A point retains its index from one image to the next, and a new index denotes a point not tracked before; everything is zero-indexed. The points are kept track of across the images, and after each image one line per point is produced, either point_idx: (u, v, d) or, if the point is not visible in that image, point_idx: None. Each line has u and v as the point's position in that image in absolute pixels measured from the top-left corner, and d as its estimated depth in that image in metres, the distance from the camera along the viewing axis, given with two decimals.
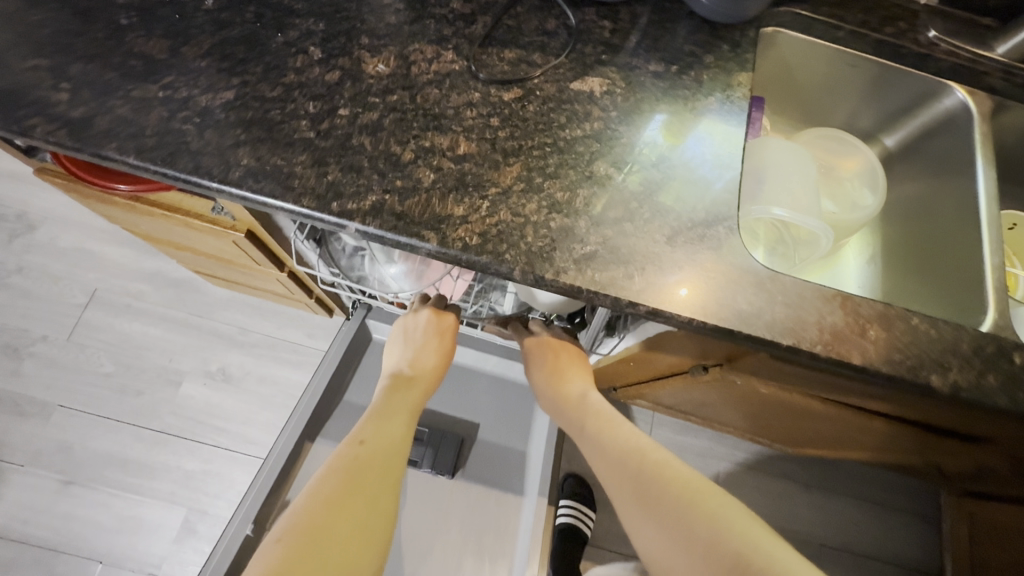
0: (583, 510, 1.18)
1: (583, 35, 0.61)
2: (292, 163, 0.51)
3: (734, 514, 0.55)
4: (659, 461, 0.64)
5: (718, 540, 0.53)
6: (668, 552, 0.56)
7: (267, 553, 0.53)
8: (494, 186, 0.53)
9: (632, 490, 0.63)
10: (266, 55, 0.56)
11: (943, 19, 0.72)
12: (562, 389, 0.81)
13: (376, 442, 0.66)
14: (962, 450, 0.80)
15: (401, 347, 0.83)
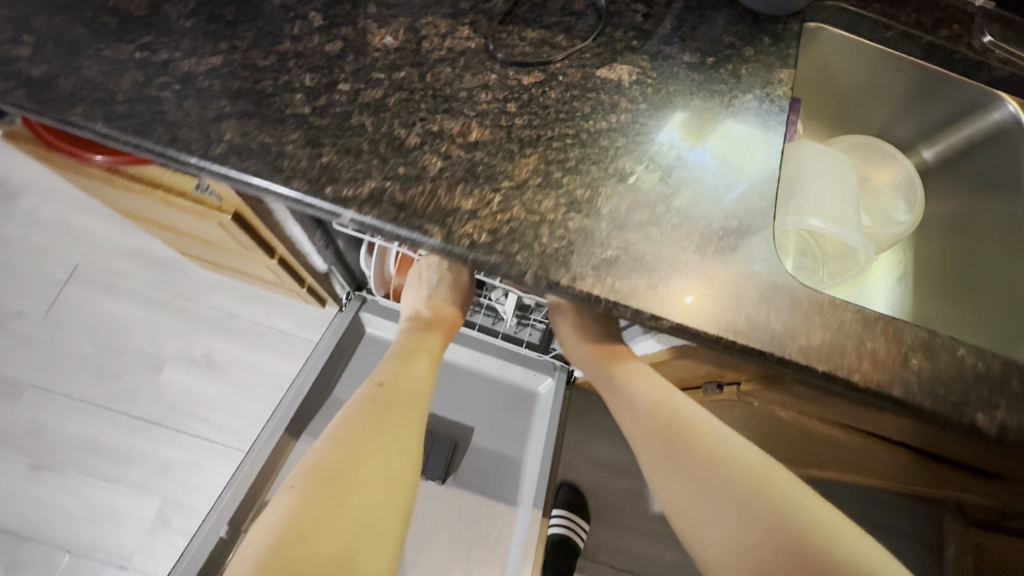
0: (577, 522, 1.14)
1: (613, 18, 0.55)
2: (281, 141, 0.45)
3: (775, 475, 0.51)
4: (697, 415, 0.59)
5: (759, 500, 0.48)
6: (698, 503, 0.52)
7: (283, 495, 0.54)
8: (508, 178, 0.47)
9: (661, 439, 0.58)
10: (259, 19, 0.49)
11: (999, 24, 0.66)
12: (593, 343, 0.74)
13: (396, 386, 0.66)
14: (985, 488, 0.76)
15: (414, 290, 0.82)
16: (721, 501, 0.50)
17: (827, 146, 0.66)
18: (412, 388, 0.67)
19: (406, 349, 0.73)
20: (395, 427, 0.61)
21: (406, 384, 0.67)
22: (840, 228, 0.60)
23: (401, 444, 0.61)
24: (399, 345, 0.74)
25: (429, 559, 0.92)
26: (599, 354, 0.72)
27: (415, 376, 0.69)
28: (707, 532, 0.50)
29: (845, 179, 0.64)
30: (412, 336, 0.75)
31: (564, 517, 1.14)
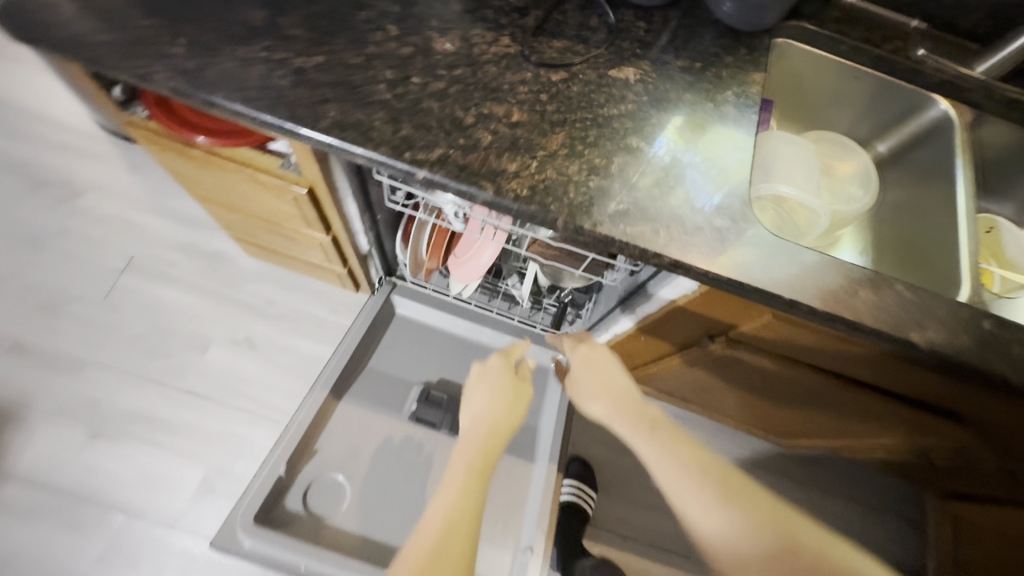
0: (586, 489, 1.23)
1: (621, 33, 0.70)
2: (370, 118, 0.59)
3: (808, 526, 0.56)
4: (711, 466, 0.61)
5: (796, 551, 0.53)
6: (745, 539, 0.54)
7: None
8: (543, 149, 0.61)
9: (691, 477, 0.59)
10: (349, 28, 0.63)
11: (929, 41, 0.82)
12: (610, 384, 0.74)
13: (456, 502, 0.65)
14: (942, 432, 0.88)
15: (476, 404, 0.76)
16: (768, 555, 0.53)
17: (794, 137, 0.79)
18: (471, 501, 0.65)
19: (462, 457, 0.70)
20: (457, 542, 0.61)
21: (459, 496, 0.65)
22: (806, 194, 0.73)
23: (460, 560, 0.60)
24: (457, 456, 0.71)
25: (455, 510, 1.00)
26: (617, 392, 0.73)
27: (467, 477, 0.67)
28: (751, 556, 0.53)
29: (806, 163, 0.78)
30: (467, 441, 0.72)
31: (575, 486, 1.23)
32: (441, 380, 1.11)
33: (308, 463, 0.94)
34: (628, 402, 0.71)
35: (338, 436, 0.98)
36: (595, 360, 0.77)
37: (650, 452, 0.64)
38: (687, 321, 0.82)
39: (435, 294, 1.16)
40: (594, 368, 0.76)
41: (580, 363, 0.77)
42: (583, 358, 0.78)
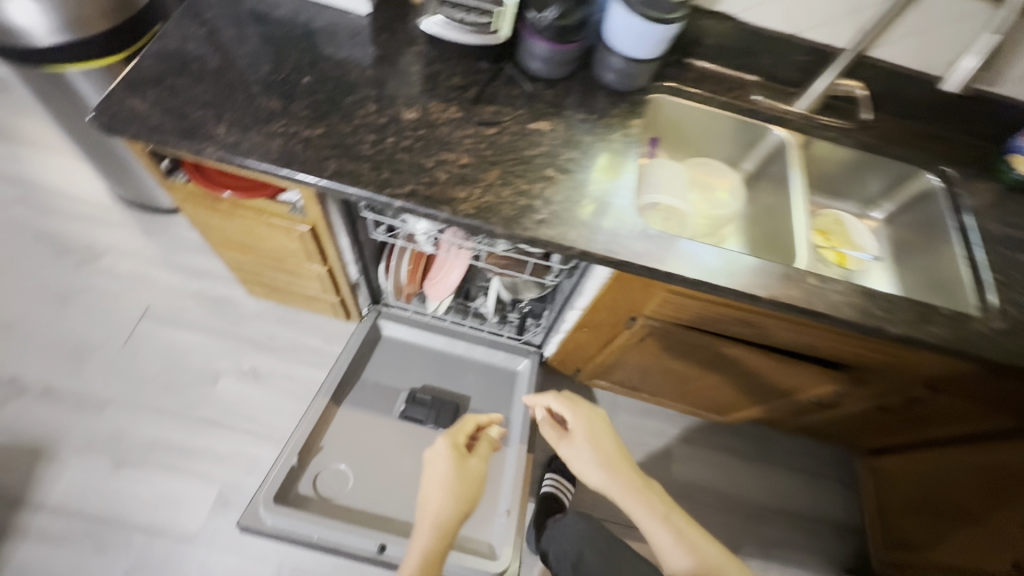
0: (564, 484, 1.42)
1: (536, 98, 0.98)
2: (359, 168, 0.84)
3: (726, 561, 0.84)
4: (675, 512, 0.91)
5: None
6: None
7: None
8: (484, 181, 0.86)
9: None
10: (341, 107, 0.89)
11: (764, 89, 1.11)
12: (605, 448, 1.00)
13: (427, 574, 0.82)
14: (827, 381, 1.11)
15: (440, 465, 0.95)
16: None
17: (671, 162, 1.07)
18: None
19: (435, 520, 0.88)
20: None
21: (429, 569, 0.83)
22: (674, 200, 1.02)
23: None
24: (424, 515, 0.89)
25: None
26: (613, 461, 0.98)
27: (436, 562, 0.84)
28: None
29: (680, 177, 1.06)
30: (428, 513, 0.89)
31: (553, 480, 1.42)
32: (425, 385, 1.31)
33: (317, 456, 1.11)
34: (624, 473, 0.96)
35: (340, 435, 1.16)
36: (596, 425, 1.03)
37: (642, 519, 0.90)
38: (612, 306, 1.04)
39: (416, 317, 1.37)
40: (596, 432, 1.02)
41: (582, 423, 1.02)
42: (583, 422, 1.03)
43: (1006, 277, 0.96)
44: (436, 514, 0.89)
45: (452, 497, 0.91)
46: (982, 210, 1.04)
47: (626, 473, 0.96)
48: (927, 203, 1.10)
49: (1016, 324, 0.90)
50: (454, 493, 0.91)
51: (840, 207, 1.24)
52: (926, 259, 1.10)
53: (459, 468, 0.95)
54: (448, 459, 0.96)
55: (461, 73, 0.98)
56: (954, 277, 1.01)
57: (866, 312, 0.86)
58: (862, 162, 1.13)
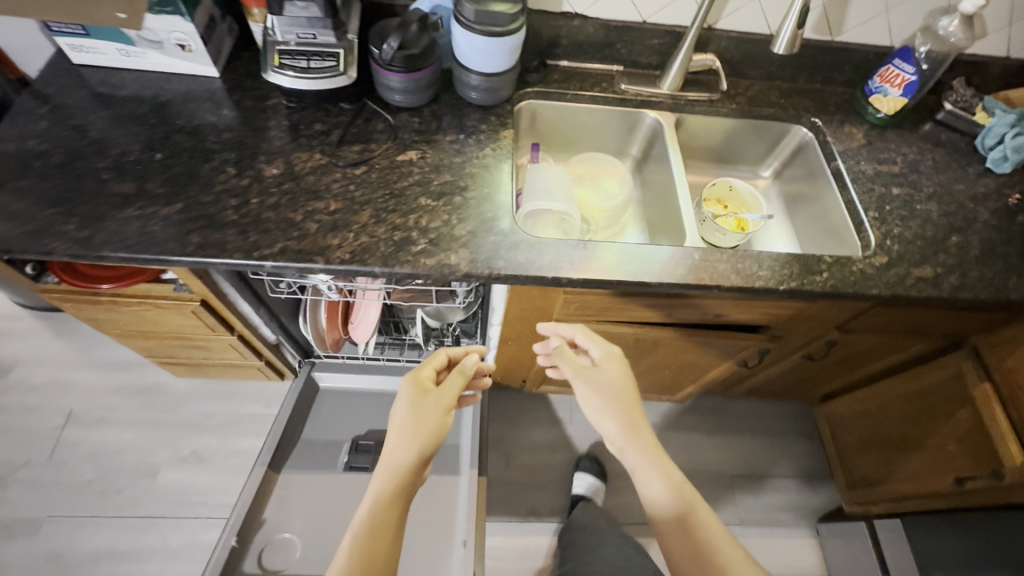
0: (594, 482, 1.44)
1: (402, 129, 0.98)
2: (225, 236, 0.81)
3: (717, 526, 0.77)
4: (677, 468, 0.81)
5: None
6: None
7: None
8: (356, 223, 0.85)
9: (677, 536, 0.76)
10: (199, 177, 0.87)
11: (628, 76, 1.13)
12: (624, 391, 0.86)
13: (378, 520, 0.74)
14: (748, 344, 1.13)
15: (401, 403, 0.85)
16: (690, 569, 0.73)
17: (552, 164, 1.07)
18: (390, 521, 0.74)
19: (393, 462, 0.78)
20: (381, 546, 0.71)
21: (385, 514, 0.74)
22: (557, 203, 0.99)
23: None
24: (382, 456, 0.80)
25: None
26: (630, 406, 0.85)
27: (393, 507, 0.75)
28: None
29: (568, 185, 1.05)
30: (388, 455, 0.79)
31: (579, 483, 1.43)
32: (368, 431, 1.28)
33: (260, 532, 1.07)
34: (638, 423, 0.84)
35: (285, 503, 1.12)
36: (615, 366, 0.89)
37: (642, 469, 0.81)
38: (524, 316, 1.05)
39: (353, 362, 1.35)
40: (616, 377, 0.88)
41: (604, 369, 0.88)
42: (608, 360, 0.90)
43: (881, 213, 1.00)
44: (393, 455, 0.79)
45: (416, 436, 0.81)
46: (850, 154, 1.08)
47: (641, 424, 0.84)
48: (807, 155, 1.16)
49: (896, 255, 0.94)
50: (414, 429, 0.82)
51: (732, 172, 1.28)
52: (812, 209, 1.15)
53: (421, 406, 0.85)
54: (411, 400, 0.86)
55: (323, 118, 0.97)
56: (838, 223, 1.06)
57: (753, 274, 0.88)
58: (737, 129, 1.18)
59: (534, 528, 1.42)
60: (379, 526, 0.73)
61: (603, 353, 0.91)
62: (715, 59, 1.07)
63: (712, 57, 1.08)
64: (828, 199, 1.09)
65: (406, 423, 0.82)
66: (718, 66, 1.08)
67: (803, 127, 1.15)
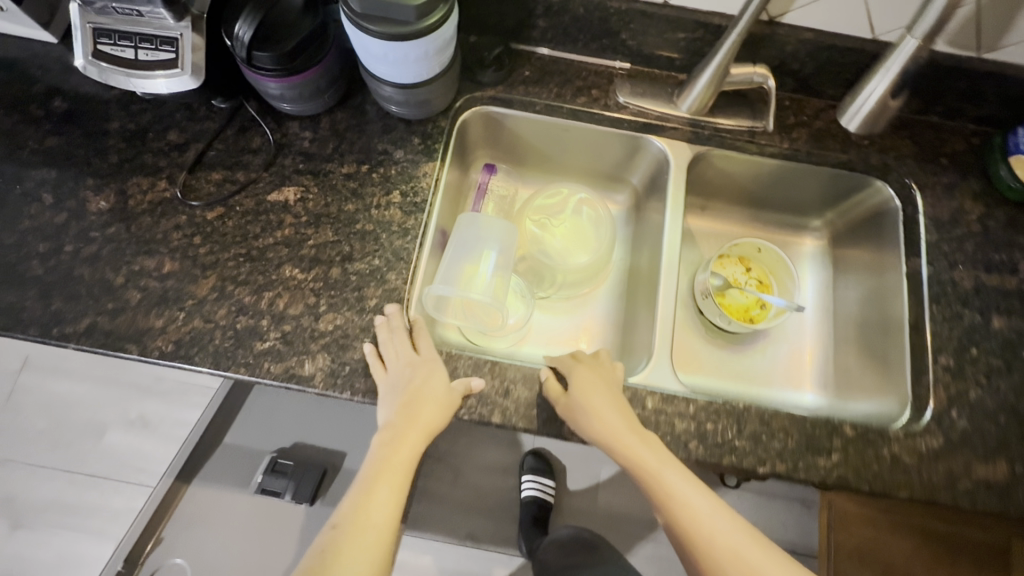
0: (546, 483, 1.35)
1: (284, 148, 0.71)
2: (21, 298, 0.63)
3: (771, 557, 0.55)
4: (680, 469, 0.58)
5: None
6: None
7: None
8: (191, 298, 0.64)
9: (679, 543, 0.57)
10: (5, 205, 0.67)
11: (633, 81, 0.77)
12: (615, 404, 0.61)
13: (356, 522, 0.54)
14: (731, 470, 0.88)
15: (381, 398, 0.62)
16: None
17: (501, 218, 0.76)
18: (374, 532, 0.54)
19: (384, 460, 0.58)
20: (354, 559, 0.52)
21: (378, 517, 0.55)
22: (472, 292, 0.69)
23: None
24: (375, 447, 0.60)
25: None
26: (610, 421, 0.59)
27: (387, 509, 0.56)
28: None
29: (508, 251, 0.75)
30: (385, 447, 0.59)
31: (535, 482, 1.35)
32: (295, 444, 1.15)
33: (153, 552, 1.06)
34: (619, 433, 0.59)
35: (188, 519, 1.08)
36: (589, 377, 0.63)
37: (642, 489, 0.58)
38: None
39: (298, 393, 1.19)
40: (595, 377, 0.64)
41: (576, 376, 0.63)
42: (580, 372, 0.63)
43: (959, 361, 0.67)
44: (393, 449, 0.59)
45: (411, 425, 0.59)
46: (944, 249, 0.72)
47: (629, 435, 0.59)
48: (885, 232, 0.77)
49: (958, 439, 0.64)
50: (415, 412, 0.59)
51: (772, 220, 0.91)
52: (870, 313, 0.79)
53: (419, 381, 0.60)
54: (407, 376, 0.60)
55: (181, 124, 0.72)
56: (895, 356, 0.72)
57: (724, 445, 0.62)
58: (788, 171, 0.80)
59: (469, 554, 1.34)
60: (359, 524, 0.54)
61: (576, 378, 0.62)
62: (768, 77, 0.70)
63: (766, 73, 0.70)
64: (894, 314, 0.74)
65: (399, 407, 0.59)
66: (770, 87, 0.70)
67: (888, 187, 0.75)
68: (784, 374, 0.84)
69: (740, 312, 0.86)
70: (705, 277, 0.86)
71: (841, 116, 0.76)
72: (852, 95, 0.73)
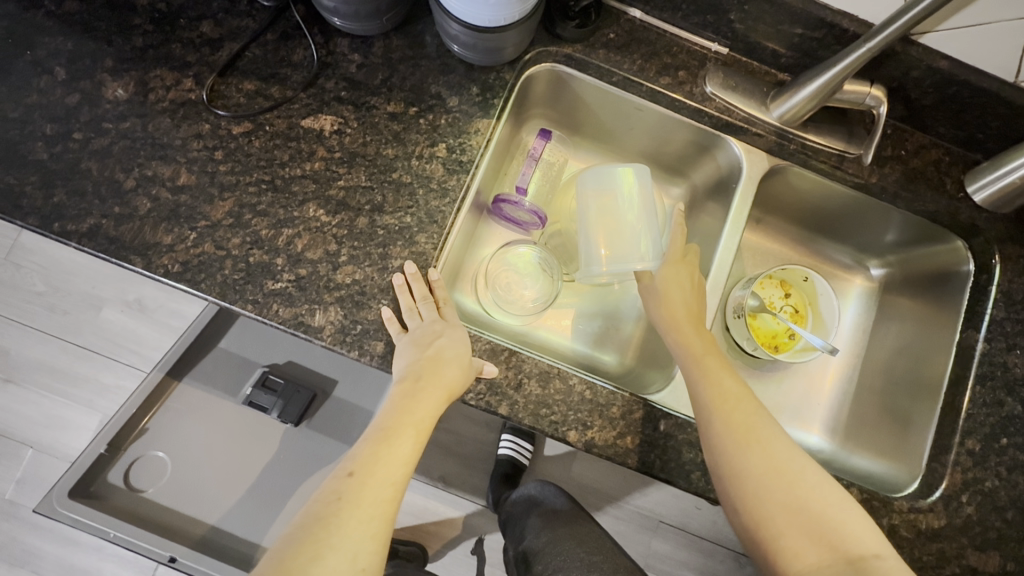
0: (522, 445, 1.36)
1: (328, 68, 0.63)
2: (22, 182, 0.58)
3: (833, 494, 0.53)
4: (734, 378, 0.59)
5: (823, 527, 0.51)
6: (795, 531, 0.52)
7: None
8: (204, 220, 0.59)
9: (752, 466, 0.54)
10: (11, 72, 0.60)
11: (727, 70, 0.68)
12: (690, 300, 0.64)
13: (371, 470, 0.51)
14: None
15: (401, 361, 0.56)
16: (793, 531, 0.52)
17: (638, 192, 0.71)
18: (388, 482, 0.51)
19: (402, 412, 0.55)
20: (367, 505, 0.49)
21: (395, 473, 0.51)
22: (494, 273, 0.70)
23: (359, 560, 0.47)
24: (393, 398, 0.56)
25: (268, 489, 1.09)
26: (680, 312, 0.63)
27: (402, 465, 0.52)
28: (804, 554, 0.51)
29: (642, 226, 0.70)
30: (403, 399, 0.55)
31: (512, 442, 1.37)
32: (286, 362, 1.12)
33: (134, 441, 1.08)
34: (685, 323, 0.62)
35: (173, 414, 1.09)
36: (677, 276, 0.65)
37: (695, 388, 0.59)
38: None
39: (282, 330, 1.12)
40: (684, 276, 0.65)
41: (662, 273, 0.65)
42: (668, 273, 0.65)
43: (984, 445, 0.65)
44: (410, 402, 0.55)
45: (430, 383, 0.55)
46: (1004, 327, 0.68)
47: (692, 332, 0.62)
48: (946, 295, 0.73)
49: (959, 525, 0.62)
50: (444, 374, 0.55)
51: (830, 248, 0.85)
52: (905, 372, 0.76)
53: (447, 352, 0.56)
54: (420, 344, 0.56)
55: (217, 17, 0.63)
56: (922, 424, 0.70)
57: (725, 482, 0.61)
58: (865, 204, 0.73)
59: (437, 494, 1.39)
60: (377, 467, 0.51)
61: (660, 274, 0.65)
62: (881, 102, 0.61)
63: (881, 97, 0.61)
64: (935, 383, 0.71)
65: (418, 363, 0.55)
66: (882, 114, 0.62)
67: (968, 251, 0.70)
68: (796, 411, 0.81)
69: (767, 338, 0.83)
70: (742, 295, 0.81)
71: (971, 185, 0.69)
72: (993, 165, 0.67)
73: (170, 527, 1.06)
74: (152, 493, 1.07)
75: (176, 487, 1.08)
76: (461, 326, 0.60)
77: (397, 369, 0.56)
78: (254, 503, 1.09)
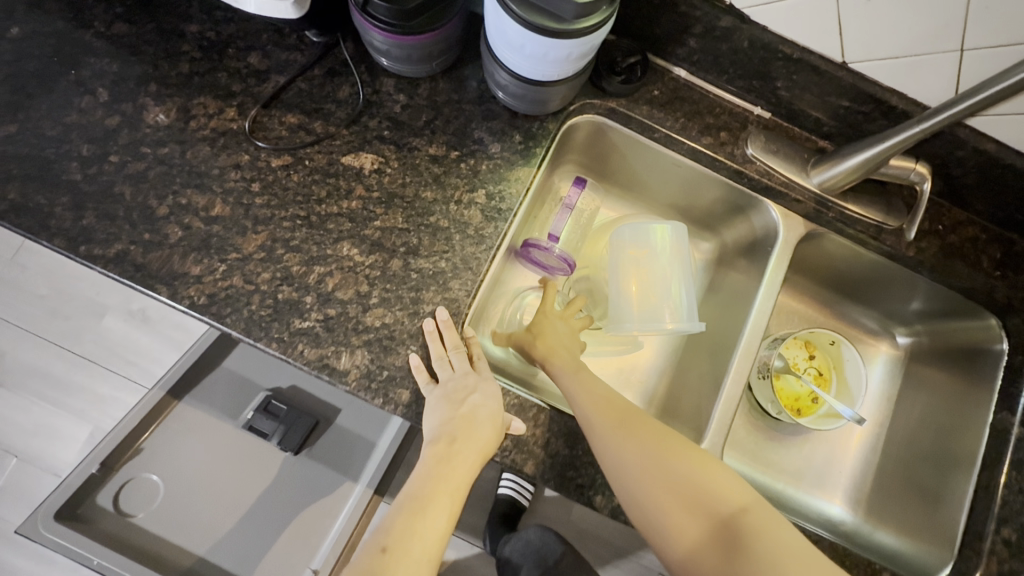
0: (524, 486, 1.33)
1: (372, 107, 0.63)
2: (52, 203, 0.56)
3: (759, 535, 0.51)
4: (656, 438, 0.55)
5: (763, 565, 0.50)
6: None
7: None
8: (235, 252, 0.58)
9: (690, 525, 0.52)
10: (54, 89, 0.59)
11: (769, 134, 0.68)
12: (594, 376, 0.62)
13: (405, 546, 0.50)
14: None
15: (434, 416, 0.54)
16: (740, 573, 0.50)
17: (674, 244, 0.70)
18: (422, 559, 0.50)
19: (436, 478, 0.54)
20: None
21: (428, 548, 0.51)
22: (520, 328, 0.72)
23: None
24: (425, 460, 0.55)
25: (263, 520, 1.05)
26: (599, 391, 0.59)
27: (437, 536, 0.52)
28: None
29: (675, 282, 0.70)
30: (437, 462, 0.54)
31: (513, 483, 1.34)
32: (290, 388, 1.10)
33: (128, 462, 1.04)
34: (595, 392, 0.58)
35: (170, 436, 1.05)
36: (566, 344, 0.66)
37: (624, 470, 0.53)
38: None
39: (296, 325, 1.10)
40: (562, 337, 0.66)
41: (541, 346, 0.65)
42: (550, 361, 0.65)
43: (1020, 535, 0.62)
44: (445, 466, 0.54)
45: (464, 447, 0.53)
46: None
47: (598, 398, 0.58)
48: (977, 372, 0.72)
49: None
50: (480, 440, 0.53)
51: (855, 313, 0.84)
52: (933, 447, 0.74)
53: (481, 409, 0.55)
54: (451, 398, 0.54)
55: (265, 48, 0.63)
56: (953, 506, 0.67)
57: None
58: (896, 274, 0.73)
59: None
60: (412, 543, 0.50)
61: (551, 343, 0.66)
62: (926, 179, 0.61)
63: (925, 174, 0.61)
64: (966, 461, 0.69)
65: (451, 422, 0.54)
66: (925, 190, 0.62)
67: (1002, 330, 0.69)
68: (819, 478, 0.79)
69: (789, 401, 0.81)
70: (768, 354, 0.80)
71: None
72: None
73: (157, 556, 1.01)
74: (143, 518, 1.02)
75: (170, 512, 1.03)
76: (493, 378, 0.58)
77: (430, 427, 0.55)
78: (248, 534, 1.04)
